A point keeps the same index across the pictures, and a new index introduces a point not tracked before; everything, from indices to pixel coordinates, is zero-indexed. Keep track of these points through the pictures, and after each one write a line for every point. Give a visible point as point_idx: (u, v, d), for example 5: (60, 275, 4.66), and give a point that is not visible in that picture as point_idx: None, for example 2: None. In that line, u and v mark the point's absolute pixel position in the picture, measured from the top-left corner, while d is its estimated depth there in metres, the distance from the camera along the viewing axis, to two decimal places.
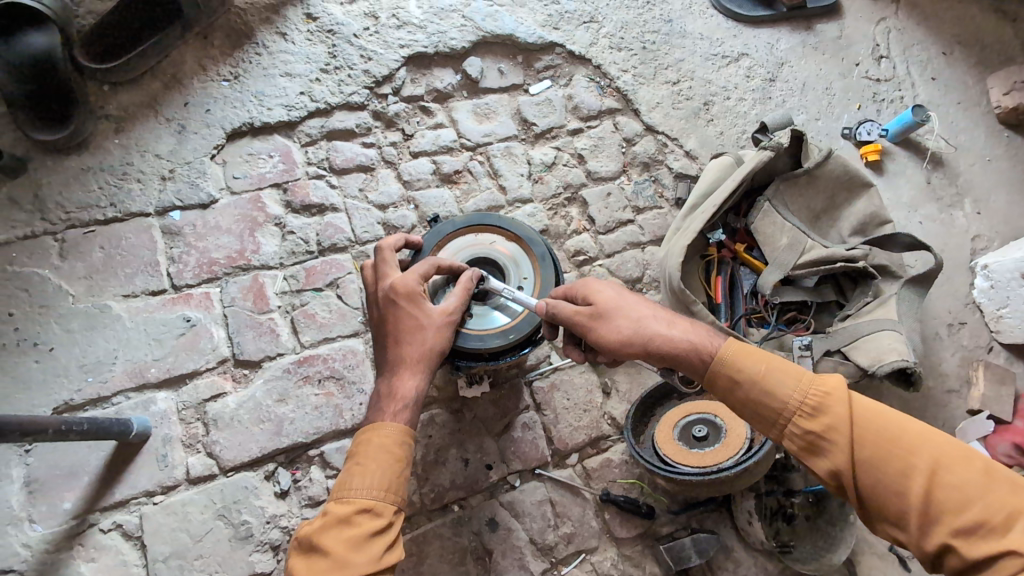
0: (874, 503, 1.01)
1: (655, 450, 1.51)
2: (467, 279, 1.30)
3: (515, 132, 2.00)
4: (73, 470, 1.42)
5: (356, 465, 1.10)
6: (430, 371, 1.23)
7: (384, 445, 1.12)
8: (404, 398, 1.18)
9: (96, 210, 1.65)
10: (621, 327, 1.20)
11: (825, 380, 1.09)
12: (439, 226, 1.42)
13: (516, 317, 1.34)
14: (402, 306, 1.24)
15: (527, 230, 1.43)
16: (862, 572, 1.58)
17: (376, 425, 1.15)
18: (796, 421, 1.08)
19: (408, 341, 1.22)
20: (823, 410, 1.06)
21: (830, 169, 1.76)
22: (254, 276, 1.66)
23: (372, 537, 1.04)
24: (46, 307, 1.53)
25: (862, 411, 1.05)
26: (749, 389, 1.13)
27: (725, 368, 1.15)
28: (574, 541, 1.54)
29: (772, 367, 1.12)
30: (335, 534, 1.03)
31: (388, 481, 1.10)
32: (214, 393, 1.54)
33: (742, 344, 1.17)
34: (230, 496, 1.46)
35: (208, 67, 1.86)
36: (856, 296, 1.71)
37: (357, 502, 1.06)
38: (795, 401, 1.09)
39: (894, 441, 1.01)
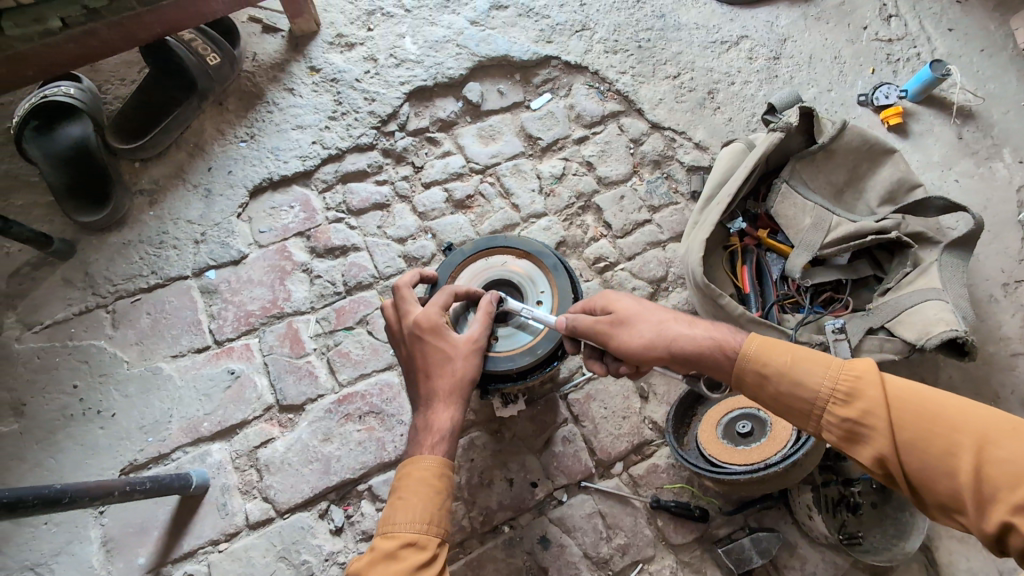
0: (924, 486, 0.96)
1: (700, 452, 1.47)
2: (489, 304, 1.31)
3: (521, 149, 2.02)
4: (143, 526, 1.51)
5: (399, 499, 1.13)
6: (463, 400, 1.24)
7: (424, 478, 1.15)
8: (440, 430, 1.20)
9: (140, 279, 1.76)
10: (642, 332, 1.19)
11: (855, 364, 1.05)
12: (449, 257, 1.44)
13: (538, 334, 1.34)
14: (428, 340, 1.25)
15: (538, 246, 1.44)
16: (942, 558, 1.49)
17: (415, 459, 1.17)
18: (830, 409, 1.05)
19: (438, 373, 1.23)
20: (856, 395, 1.03)
21: (848, 141, 1.71)
22: (288, 323, 1.74)
23: (418, 570, 1.06)
24: (105, 375, 1.64)
25: (897, 392, 1.01)
26: (778, 382, 1.11)
27: (752, 363, 1.13)
28: (630, 552, 1.52)
29: (797, 358, 1.09)
30: (383, 569, 1.05)
31: (431, 513, 1.12)
32: (263, 439, 1.61)
33: (767, 337, 1.15)
34: (288, 537, 1.52)
35: (226, 131, 1.97)
36: (894, 268, 1.63)
37: (403, 536, 1.09)
38: (826, 389, 1.06)
39: (935, 419, 0.96)
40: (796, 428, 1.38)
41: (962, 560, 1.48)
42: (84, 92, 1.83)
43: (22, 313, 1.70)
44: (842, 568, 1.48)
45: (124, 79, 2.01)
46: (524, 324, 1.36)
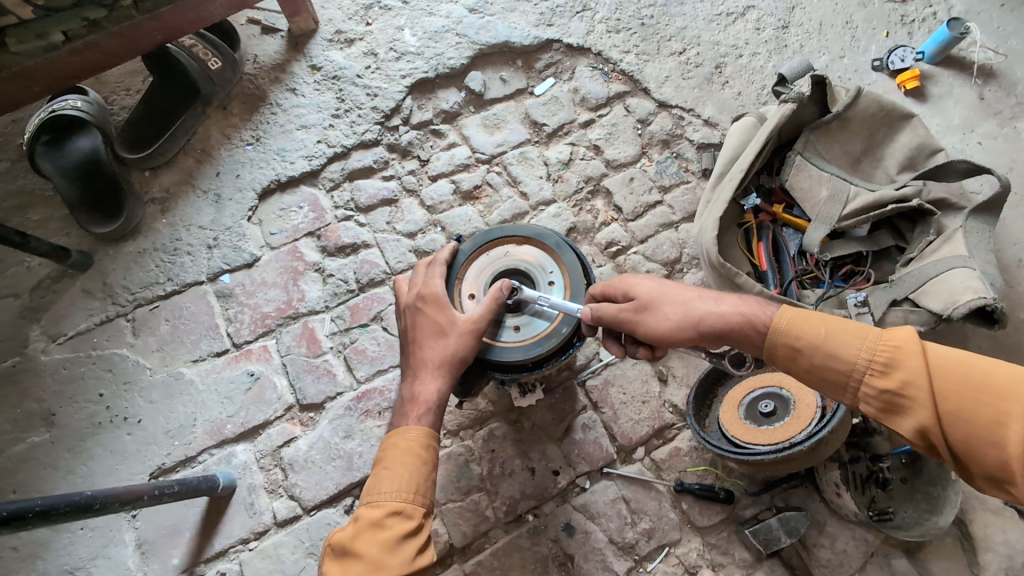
0: (969, 456, 0.94)
1: (723, 433, 1.46)
2: (499, 289, 1.30)
3: (526, 136, 2.00)
4: (175, 528, 1.54)
5: (384, 469, 1.13)
6: (452, 376, 1.23)
7: (409, 448, 1.15)
8: (425, 399, 1.20)
9: (157, 286, 1.79)
10: (668, 315, 1.17)
11: (894, 333, 1.01)
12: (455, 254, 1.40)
13: (555, 319, 1.33)
14: (426, 309, 1.28)
15: (547, 233, 1.41)
16: (977, 531, 1.46)
17: (400, 429, 1.17)
18: (868, 381, 1.02)
19: (430, 343, 1.24)
20: (895, 366, 0.99)
21: (863, 108, 1.66)
22: (304, 323, 1.75)
23: (404, 538, 1.07)
24: (129, 382, 1.67)
25: (940, 361, 0.97)
26: (811, 355, 1.07)
27: (783, 338, 1.10)
28: (656, 536, 1.51)
29: (832, 330, 1.05)
30: (369, 538, 1.06)
31: (416, 483, 1.12)
32: (286, 439, 1.63)
33: (798, 309, 1.11)
34: (316, 533, 1.54)
35: (232, 135, 1.98)
36: (916, 237, 1.58)
37: (388, 505, 1.09)
38: (863, 361, 1.02)
39: (981, 388, 0.93)
40: (820, 405, 1.35)
41: (999, 532, 1.45)
42: (91, 105, 1.84)
43: (45, 325, 1.73)
44: (873, 545, 1.46)
45: (129, 89, 2.03)
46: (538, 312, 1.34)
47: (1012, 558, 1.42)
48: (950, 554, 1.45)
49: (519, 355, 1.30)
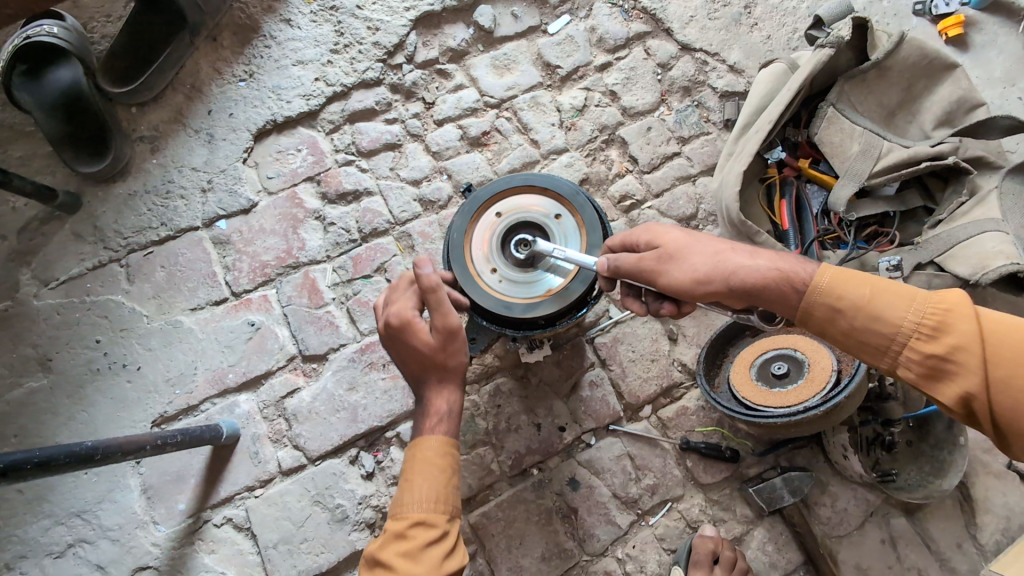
0: (1012, 424, 0.95)
1: (733, 394, 1.43)
2: (428, 278, 1.15)
3: (539, 79, 1.87)
4: (181, 475, 1.54)
5: (405, 481, 1.13)
6: (456, 381, 1.20)
7: (428, 458, 1.14)
8: (438, 416, 1.18)
9: (150, 231, 1.71)
10: (696, 267, 1.11)
11: (944, 296, 0.99)
12: (464, 205, 1.34)
13: (569, 275, 1.28)
14: (400, 338, 1.18)
15: (565, 183, 1.33)
16: (977, 494, 1.48)
17: (418, 441, 1.16)
18: (912, 346, 1.00)
19: (423, 366, 1.19)
20: (945, 329, 0.97)
21: (904, 56, 1.55)
22: (305, 273, 1.69)
23: (429, 547, 1.07)
24: (126, 329, 1.63)
25: (990, 325, 0.96)
26: (853, 317, 1.04)
27: (823, 297, 1.06)
28: (659, 492, 1.52)
29: (878, 292, 1.03)
30: (396, 550, 1.06)
31: (438, 492, 1.12)
32: (289, 389, 1.60)
33: (840, 268, 1.07)
34: (321, 482, 1.54)
35: (223, 70, 1.84)
36: (947, 198, 1.51)
37: (411, 516, 1.09)
38: (911, 324, 1.00)
39: None
40: (837, 369, 1.33)
41: (997, 495, 1.48)
42: (69, 32, 1.70)
43: (36, 269, 1.66)
44: (873, 504, 1.48)
45: (109, 15, 1.87)
46: (553, 268, 1.30)
47: (1009, 520, 1.45)
48: (948, 514, 1.48)
49: (527, 312, 1.25)
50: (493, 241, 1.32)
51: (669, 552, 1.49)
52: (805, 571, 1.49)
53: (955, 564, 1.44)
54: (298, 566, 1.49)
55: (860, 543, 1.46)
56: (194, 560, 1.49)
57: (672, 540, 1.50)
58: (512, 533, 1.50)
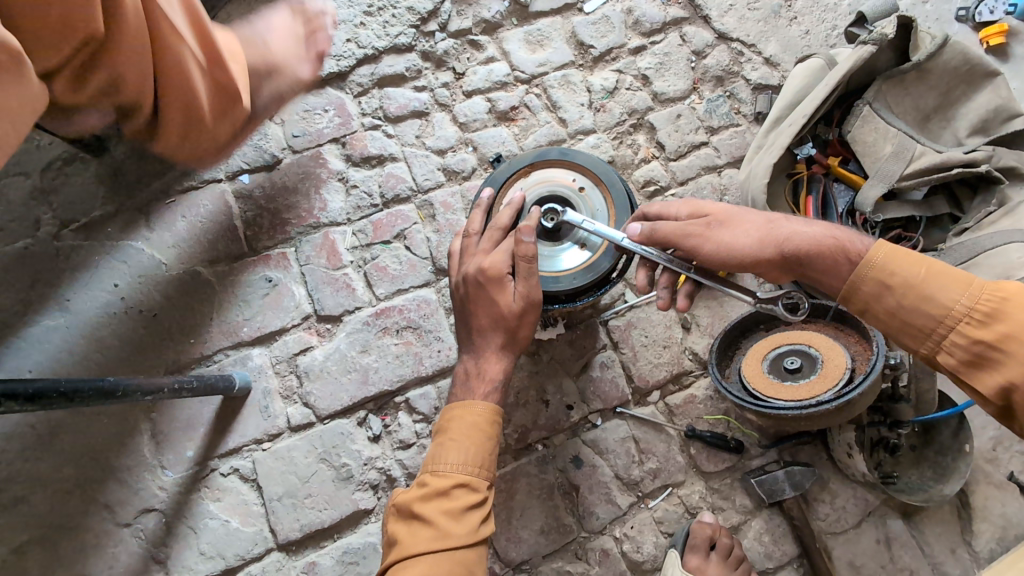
0: None
1: (743, 384, 1.43)
2: (526, 247, 1.17)
3: (571, 57, 1.85)
4: (191, 422, 1.56)
5: (449, 440, 1.14)
6: (515, 353, 1.23)
7: (476, 422, 1.15)
8: (492, 382, 1.20)
9: (174, 180, 1.71)
10: (748, 232, 1.15)
11: (1001, 286, 1.00)
12: (493, 173, 1.34)
13: (599, 248, 1.27)
14: (489, 292, 1.19)
15: (598, 162, 1.33)
16: (975, 502, 1.50)
17: (467, 403, 1.17)
18: (960, 330, 1.01)
19: (495, 327, 1.20)
20: (998, 317, 0.98)
21: (945, 60, 1.54)
22: (325, 234, 1.69)
23: (469, 510, 1.08)
24: (144, 276, 1.64)
25: None
26: (902, 296, 1.06)
27: (874, 272, 1.08)
28: (661, 476, 1.54)
29: (933, 274, 1.04)
30: (437, 507, 1.08)
31: (482, 457, 1.13)
32: (302, 347, 1.62)
33: (896, 248, 1.08)
34: (328, 440, 1.56)
35: (255, 24, 1.82)
36: (975, 207, 1.51)
37: (454, 477, 1.10)
38: (962, 309, 1.01)
39: None
40: (849, 368, 1.34)
41: (995, 505, 1.49)
42: None
43: (57, 209, 1.66)
44: (871, 504, 1.50)
45: None
46: (582, 242, 1.28)
47: (1005, 529, 1.47)
48: (944, 519, 1.50)
49: (551, 286, 1.25)
50: (521, 209, 1.29)
51: (666, 536, 1.51)
52: (799, 564, 1.51)
53: (947, 568, 1.46)
54: (301, 520, 1.51)
55: (855, 541, 1.48)
56: (199, 506, 1.51)
57: (670, 524, 1.52)
58: (512, 504, 1.52)
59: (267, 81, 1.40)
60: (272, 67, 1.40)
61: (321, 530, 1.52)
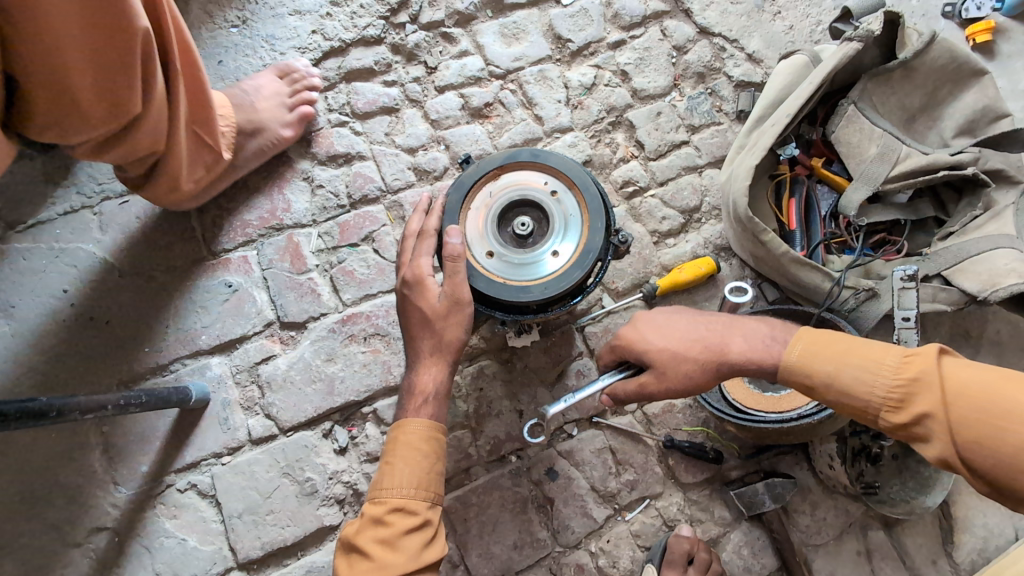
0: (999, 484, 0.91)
1: (723, 394, 1.37)
2: (453, 247, 1.15)
3: (548, 51, 1.78)
4: (145, 436, 1.48)
5: (386, 464, 1.09)
6: (448, 358, 1.17)
7: (411, 441, 1.10)
8: (424, 392, 1.15)
9: None
10: (693, 374, 1.13)
11: (911, 363, 0.98)
12: (461, 176, 1.23)
13: (581, 242, 1.20)
14: (413, 296, 1.18)
15: (575, 165, 1.24)
16: (958, 512, 1.47)
17: (401, 423, 1.12)
18: (885, 415, 1.00)
19: (421, 331, 1.17)
20: (912, 398, 0.97)
21: (933, 58, 1.49)
22: (288, 236, 1.61)
23: (407, 535, 1.02)
24: (96, 281, 1.54)
25: (959, 389, 0.94)
26: (827, 392, 1.06)
27: (796, 376, 1.08)
28: (638, 488, 1.49)
29: (841, 363, 1.04)
30: (373, 536, 1.02)
31: (420, 478, 1.07)
32: (264, 356, 1.54)
33: (809, 341, 1.08)
34: (292, 454, 1.49)
35: (214, 14, 1.72)
36: (960, 210, 1.47)
37: (391, 501, 1.05)
38: (881, 394, 1.00)
39: (1002, 416, 0.89)
40: None
41: (978, 514, 1.47)
42: None
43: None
44: (852, 515, 1.46)
45: None
46: (554, 250, 1.20)
47: (986, 540, 1.45)
48: (926, 530, 1.46)
49: (520, 296, 1.16)
50: (491, 218, 1.22)
51: (643, 549, 1.46)
52: None
53: None
54: (262, 538, 1.44)
55: (835, 554, 1.44)
56: (154, 524, 1.44)
57: (647, 537, 1.47)
58: (484, 519, 1.46)
59: (252, 141, 1.54)
60: (256, 126, 1.54)
61: (284, 548, 1.45)
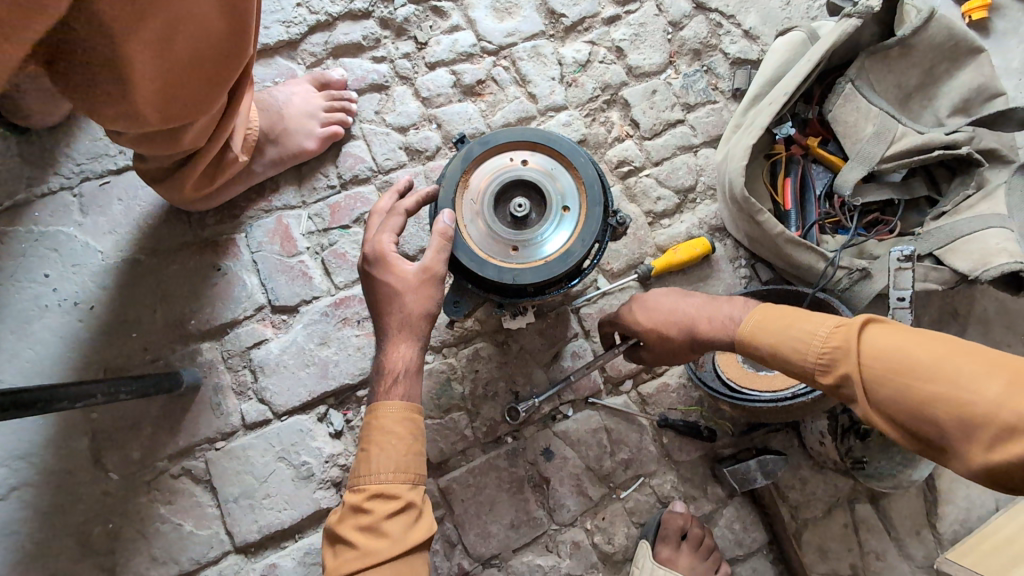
0: (922, 440, 0.90)
1: (717, 373, 1.40)
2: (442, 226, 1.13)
3: (541, 27, 1.74)
4: (136, 422, 1.46)
5: (363, 451, 1.05)
6: (418, 335, 1.15)
7: (386, 424, 1.06)
8: (394, 369, 1.11)
9: (108, 159, 1.56)
10: (676, 351, 1.19)
11: (836, 329, 0.97)
12: (439, 199, 1.19)
13: (579, 223, 1.18)
14: (374, 272, 1.17)
15: (522, 129, 1.22)
16: (942, 485, 1.51)
17: (374, 407, 1.09)
18: (818, 381, 0.99)
19: (389, 306, 1.15)
20: (838, 363, 0.96)
21: (931, 36, 1.47)
22: (278, 218, 1.57)
23: (390, 519, 1.00)
24: (79, 265, 1.50)
25: (875, 351, 0.92)
26: (771, 361, 1.06)
27: (747, 347, 1.08)
28: (633, 466, 1.51)
29: (780, 333, 1.03)
30: (355, 525, 1.00)
31: (400, 461, 1.04)
32: (256, 340, 1.52)
33: (761, 315, 1.07)
34: (287, 438, 1.48)
35: None
36: (953, 190, 1.48)
37: (370, 488, 1.02)
38: (810, 362, 0.99)
39: (910, 374, 0.88)
40: None
41: (961, 487, 1.51)
42: None
43: None
44: (841, 489, 1.50)
45: None
46: (564, 205, 1.20)
47: (968, 511, 1.50)
48: (912, 502, 1.51)
49: (568, 261, 1.15)
50: (488, 215, 1.19)
51: (638, 526, 1.48)
52: (769, 550, 1.50)
53: (912, 551, 1.48)
54: (259, 521, 1.44)
55: (824, 527, 1.48)
56: (149, 510, 1.43)
57: (641, 514, 1.49)
58: (481, 499, 1.47)
59: (272, 148, 1.51)
60: (279, 136, 1.51)
61: (282, 531, 1.45)
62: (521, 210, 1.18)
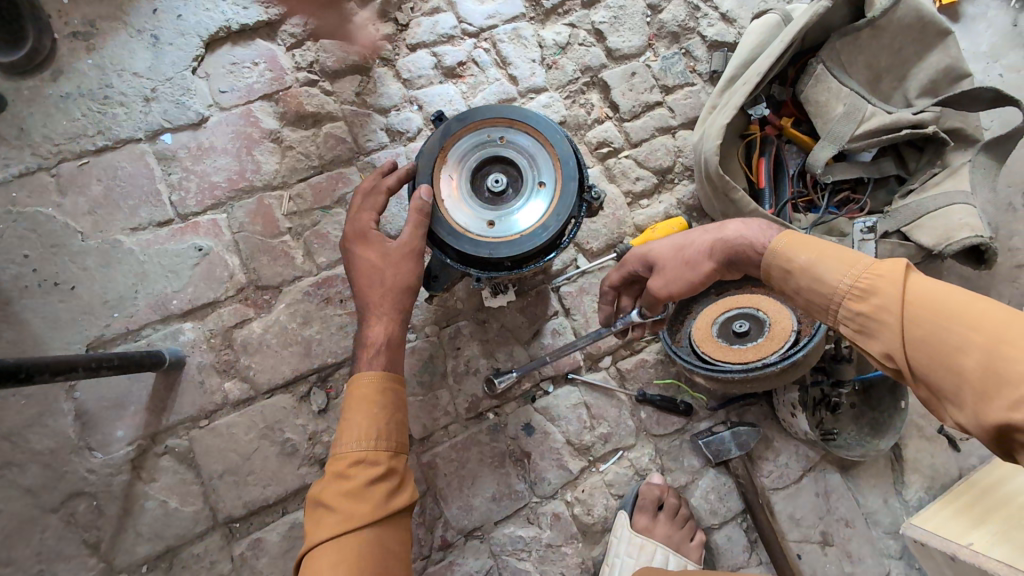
0: (934, 389, 0.86)
1: (693, 349, 1.44)
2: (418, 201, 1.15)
3: (521, 10, 1.75)
4: (120, 401, 1.47)
5: (344, 421, 1.08)
6: (399, 312, 1.17)
7: (366, 394, 1.08)
8: (375, 343, 1.14)
9: (85, 139, 1.55)
10: (682, 276, 1.21)
11: (882, 262, 0.94)
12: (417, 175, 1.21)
13: (555, 197, 1.20)
14: (355, 250, 1.19)
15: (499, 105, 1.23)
16: (908, 454, 1.57)
17: (355, 378, 1.11)
18: (845, 305, 0.96)
19: (369, 281, 1.17)
20: (873, 291, 0.92)
21: (899, 17, 1.51)
22: (258, 199, 1.58)
23: (371, 484, 1.02)
24: (58, 245, 1.50)
25: (922, 288, 0.88)
26: (797, 280, 1.03)
27: (775, 261, 1.07)
28: (612, 440, 1.54)
29: (820, 255, 1.00)
30: (337, 490, 1.02)
31: (380, 429, 1.06)
32: (239, 320, 1.53)
33: (803, 236, 1.06)
34: (271, 416, 1.50)
35: None
36: (921, 169, 1.52)
37: (350, 455, 1.04)
38: (843, 287, 0.96)
39: (950, 315, 0.84)
40: (797, 329, 1.35)
41: (926, 456, 1.57)
42: None
43: None
44: (812, 460, 1.55)
45: None
46: (539, 180, 1.22)
47: (932, 479, 1.56)
48: (879, 471, 1.56)
49: (541, 236, 1.17)
50: (465, 193, 1.22)
51: (616, 498, 1.52)
52: (743, 519, 1.55)
53: (879, 517, 1.53)
54: (244, 497, 1.46)
55: (795, 496, 1.53)
56: (133, 488, 1.44)
57: (620, 486, 1.53)
58: (464, 473, 1.50)
59: None
60: None
61: (266, 506, 1.47)
62: (501, 183, 1.22)
